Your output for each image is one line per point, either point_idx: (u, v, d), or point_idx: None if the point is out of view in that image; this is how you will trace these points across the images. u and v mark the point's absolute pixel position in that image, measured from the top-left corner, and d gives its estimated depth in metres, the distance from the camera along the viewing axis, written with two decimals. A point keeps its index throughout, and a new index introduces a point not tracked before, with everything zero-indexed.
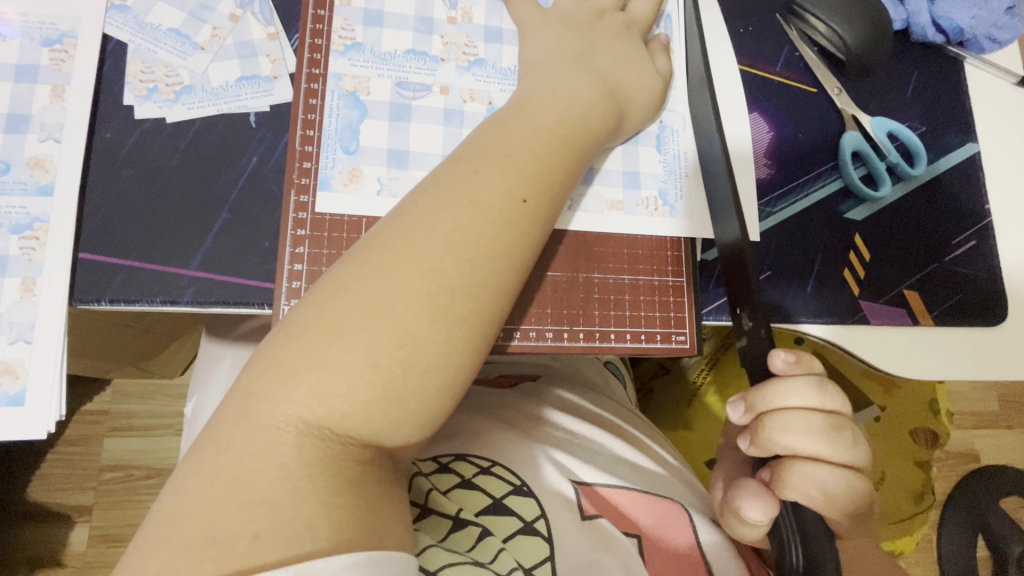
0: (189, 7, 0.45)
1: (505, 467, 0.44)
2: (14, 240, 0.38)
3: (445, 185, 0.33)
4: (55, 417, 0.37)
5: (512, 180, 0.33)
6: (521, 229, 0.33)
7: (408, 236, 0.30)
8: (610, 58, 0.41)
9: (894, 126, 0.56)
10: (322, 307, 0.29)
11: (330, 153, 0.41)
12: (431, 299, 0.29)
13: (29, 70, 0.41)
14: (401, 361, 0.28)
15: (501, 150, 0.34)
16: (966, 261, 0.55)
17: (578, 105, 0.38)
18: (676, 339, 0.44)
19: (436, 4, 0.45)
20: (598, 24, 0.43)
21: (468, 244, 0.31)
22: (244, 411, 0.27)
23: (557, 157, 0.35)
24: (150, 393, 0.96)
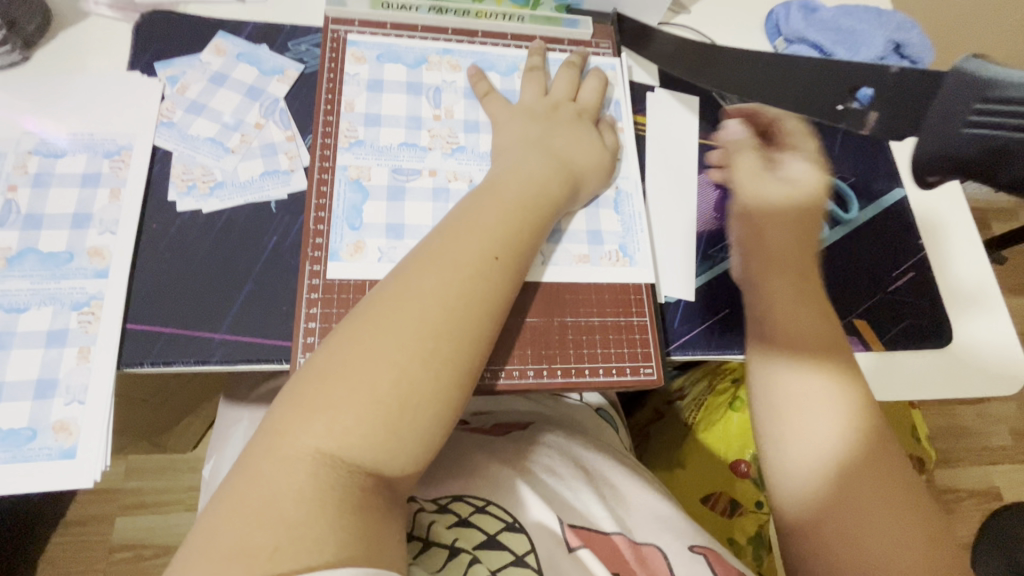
0: (223, 120, 0.55)
1: (498, 507, 0.47)
2: (73, 315, 0.46)
3: (431, 248, 0.40)
4: (100, 468, 0.43)
5: (484, 242, 0.41)
6: (493, 280, 0.40)
7: (403, 290, 0.38)
8: (566, 141, 0.51)
9: (826, 176, 0.64)
10: (334, 352, 0.36)
11: (338, 229, 0.49)
12: (423, 341, 0.36)
13: (93, 177, 0.51)
14: (398, 394, 0.34)
15: (476, 219, 0.42)
16: (910, 291, 0.62)
17: (538, 178, 0.46)
18: (645, 371, 0.50)
19: (424, 105, 0.55)
20: (556, 114, 0.53)
21: (452, 295, 0.38)
22: (269, 443, 0.33)
23: (524, 221, 0.43)
24: (165, 468, 1.00)
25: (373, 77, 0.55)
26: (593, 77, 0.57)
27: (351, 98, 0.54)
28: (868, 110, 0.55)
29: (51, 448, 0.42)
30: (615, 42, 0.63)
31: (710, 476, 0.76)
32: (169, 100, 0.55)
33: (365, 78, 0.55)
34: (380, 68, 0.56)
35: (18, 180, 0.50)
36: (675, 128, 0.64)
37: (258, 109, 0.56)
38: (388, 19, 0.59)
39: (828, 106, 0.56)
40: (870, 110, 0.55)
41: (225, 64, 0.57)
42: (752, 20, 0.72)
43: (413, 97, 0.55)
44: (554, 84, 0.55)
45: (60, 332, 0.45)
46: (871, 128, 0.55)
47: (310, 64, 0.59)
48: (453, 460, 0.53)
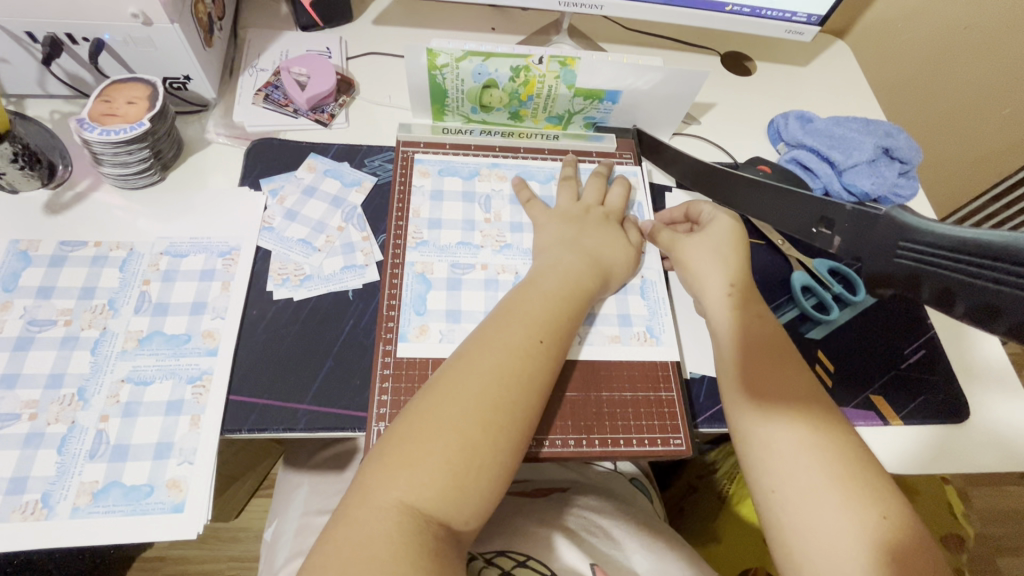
0: (312, 224, 0.66)
1: (538, 561, 0.51)
2: (189, 387, 0.55)
3: (489, 334, 0.49)
4: (202, 520, 0.50)
5: (532, 328, 0.49)
6: (540, 361, 0.47)
7: (465, 369, 0.45)
8: (596, 240, 0.60)
9: (833, 264, 0.71)
10: (411, 418, 0.43)
11: (407, 315, 0.58)
12: (484, 413, 0.43)
13: (209, 272, 0.62)
14: (464, 457, 0.41)
15: (523, 308, 0.51)
16: (922, 368, 0.66)
17: (575, 273, 0.55)
18: (674, 442, 0.55)
19: (476, 210, 0.66)
20: (587, 216, 0.62)
21: (506, 375, 0.45)
22: (359, 497, 0.39)
23: (562, 309, 0.52)
24: (206, 537, 1.09)
25: (435, 188, 0.67)
26: (619, 184, 0.66)
27: (417, 206, 0.66)
28: (834, 235, 0.61)
29: (164, 502, 0.50)
30: (636, 152, 0.75)
31: (747, 552, 0.77)
32: (270, 209, 0.67)
33: (429, 189, 0.67)
34: (440, 180, 0.68)
35: (151, 275, 0.61)
36: None
37: (340, 214, 0.67)
38: (447, 141, 0.72)
39: (803, 228, 0.65)
40: (835, 236, 0.61)
41: (315, 179, 0.70)
42: (755, 128, 0.83)
43: (467, 204, 0.66)
44: (585, 190, 0.66)
45: (177, 402, 0.54)
46: (837, 248, 0.62)
47: (382, 177, 0.71)
48: (499, 524, 0.58)
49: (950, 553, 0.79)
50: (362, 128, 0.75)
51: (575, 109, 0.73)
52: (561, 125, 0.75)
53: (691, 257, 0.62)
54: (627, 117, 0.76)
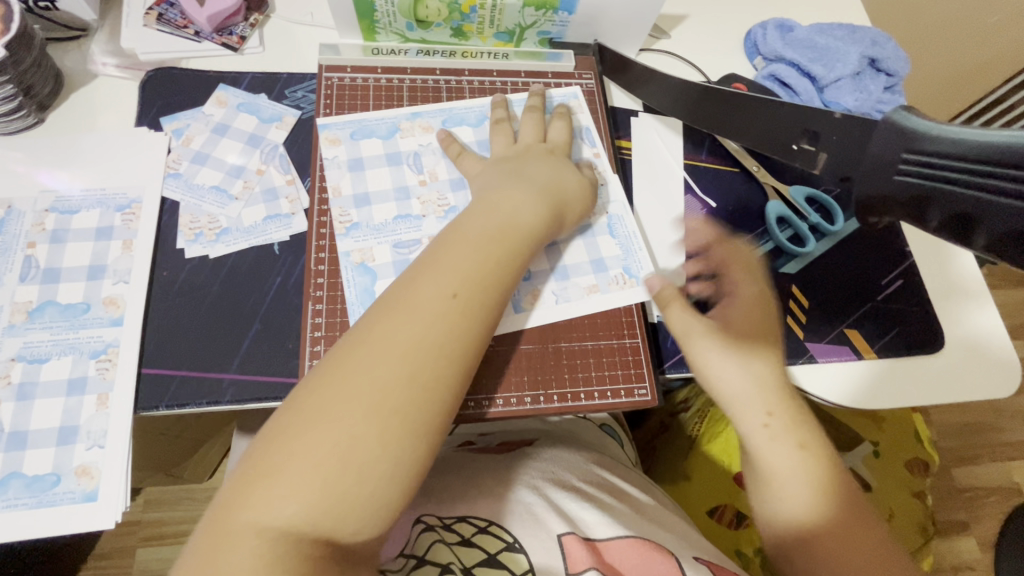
0: (225, 168, 0.57)
1: (499, 527, 0.49)
2: (92, 363, 0.48)
3: (395, 296, 0.40)
4: (121, 509, 0.45)
5: (450, 282, 0.40)
6: (455, 323, 0.39)
7: (376, 332, 0.37)
8: (541, 174, 0.52)
9: (811, 191, 0.66)
10: (310, 391, 0.36)
11: (354, 313, 0.50)
12: (399, 389, 0.36)
13: (106, 230, 0.53)
14: (346, 452, 0.33)
15: (449, 254, 0.42)
16: (898, 299, 0.63)
17: (512, 210, 0.47)
18: (638, 392, 0.52)
19: (406, 173, 0.57)
20: (528, 152, 0.55)
21: (421, 343, 0.37)
22: (241, 496, 0.32)
23: (496, 254, 0.43)
24: (180, 500, 1.05)
25: (352, 157, 0.57)
26: (559, 119, 0.59)
27: (335, 183, 0.56)
28: (818, 151, 0.59)
29: (74, 492, 0.45)
30: (597, 72, 0.66)
31: (715, 488, 0.76)
32: (175, 152, 0.58)
33: (344, 160, 0.57)
34: (355, 146, 0.58)
35: (37, 237, 0.52)
36: (659, 150, 0.66)
37: (259, 155, 0.59)
38: (380, 64, 0.62)
39: (783, 147, 0.61)
40: (820, 152, 0.59)
41: (226, 115, 0.60)
42: (730, 40, 0.74)
43: (394, 167, 0.57)
44: (521, 130, 0.57)
45: (79, 380, 0.48)
46: (821, 167, 0.60)
47: (307, 110, 0.62)
48: (457, 486, 0.55)
49: (914, 477, 0.80)
50: (280, 53, 0.64)
51: (527, 22, 0.63)
52: (513, 43, 0.66)
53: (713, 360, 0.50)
54: (587, 31, 0.66)
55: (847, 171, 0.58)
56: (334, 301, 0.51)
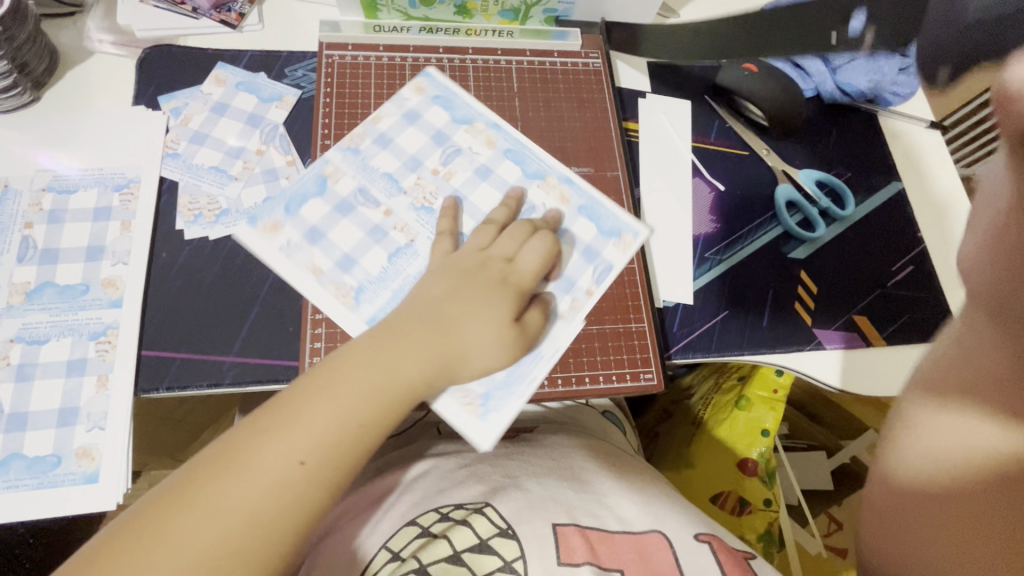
0: (225, 148, 0.56)
1: (494, 510, 0.49)
2: (92, 345, 0.48)
3: (251, 435, 0.35)
4: (122, 492, 0.45)
5: (298, 445, 0.35)
6: (301, 493, 0.34)
7: (228, 474, 0.33)
8: (461, 301, 0.43)
9: (822, 175, 0.65)
10: (128, 528, 0.31)
11: (275, 203, 0.53)
12: (213, 563, 0.31)
13: (104, 211, 0.53)
14: None
15: (337, 386, 0.37)
16: (908, 285, 0.62)
17: (403, 347, 0.40)
18: (644, 376, 0.51)
19: (406, 177, 0.55)
20: (486, 237, 0.48)
21: (262, 505, 0.33)
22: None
23: (360, 428, 0.37)
24: None
25: (416, 109, 0.58)
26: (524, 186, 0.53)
27: (358, 141, 0.56)
28: (865, 31, 0.55)
29: (75, 473, 0.44)
30: (604, 52, 0.65)
31: (719, 477, 0.76)
32: (174, 131, 0.57)
33: (382, 129, 0.57)
34: (401, 121, 0.58)
35: (34, 217, 0.52)
36: (669, 132, 0.64)
37: (259, 135, 0.57)
38: (382, 42, 0.61)
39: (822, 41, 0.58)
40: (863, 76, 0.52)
41: (226, 94, 0.59)
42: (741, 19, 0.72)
43: (433, 143, 0.57)
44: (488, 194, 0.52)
45: (79, 362, 0.47)
46: None
47: (307, 89, 0.60)
48: (460, 470, 0.54)
49: None
50: (280, 30, 0.63)
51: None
52: (518, 21, 0.64)
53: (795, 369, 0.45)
54: (595, 9, 0.65)
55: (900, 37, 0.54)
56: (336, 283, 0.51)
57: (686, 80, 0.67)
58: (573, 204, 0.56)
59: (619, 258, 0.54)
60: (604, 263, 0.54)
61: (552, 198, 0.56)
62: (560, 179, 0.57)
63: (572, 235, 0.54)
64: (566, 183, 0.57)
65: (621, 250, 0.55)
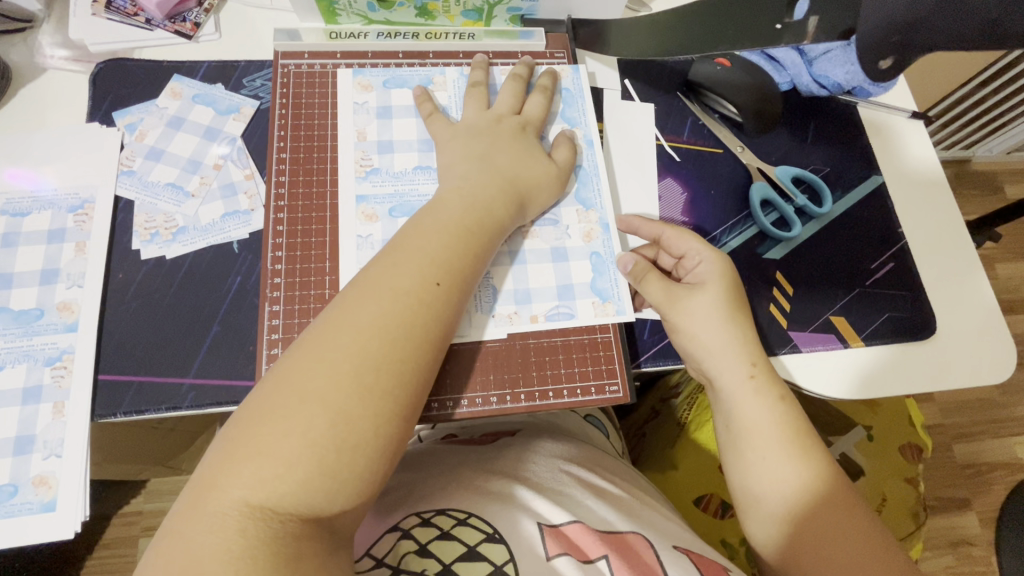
0: (181, 163, 0.55)
1: (479, 517, 0.47)
2: (47, 370, 0.47)
3: (376, 270, 0.40)
4: (80, 519, 0.44)
5: (427, 269, 0.41)
6: (439, 308, 0.39)
7: (335, 325, 0.37)
8: (510, 156, 0.50)
9: (798, 170, 0.63)
10: (286, 370, 0.35)
11: (381, 74, 0.58)
12: (344, 398, 0.34)
13: (59, 232, 0.52)
14: (336, 438, 0.33)
15: (415, 245, 0.42)
16: (887, 282, 0.60)
17: (484, 197, 0.46)
18: (610, 388, 0.50)
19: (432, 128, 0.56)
20: (498, 127, 0.52)
21: (383, 341, 0.37)
22: (201, 500, 0.31)
23: (463, 244, 0.43)
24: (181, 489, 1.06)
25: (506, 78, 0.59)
26: (539, 94, 0.56)
27: (360, 127, 0.55)
28: (808, 17, 0.49)
29: (32, 502, 0.44)
30: (570, 50, 0.62)
31: (703, 478, 0.75)
32: (129, 148, 0.55)
33: (374, 106, 0.56)
34: (387, 94, 0.57)
35: None
36: (639, 134, 0.63)
37: (215, 149, 0.56)
38: (339, 49, 0.59)
39: (767, 27, 0.53)
40: (810, 15, 0.48)
41: (182, 107, 0.58)
42: None
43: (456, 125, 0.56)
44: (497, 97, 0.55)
45: (34, 389, 0.47)
46: (813, 34, 0.48)
47: (265, 100, 0.59)
48: (431, 483, 0.53)
49: (907, 462, 0.79)
50: (236, 40, 0.61)
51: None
52: (483, 21, 0.62)
53: (688, 318, 0.49)
54: (561, 6, 0.62)
55: (843, 21, 0.45)
56: (291, 301, 0.49)
57: (658, 78, 0.66)
58: (590, 246, 0.54)
59: (586, 315, 0.51)
60: (569, 308, 0.51)
61: (579, 229, 0.54)
62: (601, 221, 0.55)
63: (567, 268, 0.53)
64: (603, 229, 0.55)
65: (597, 313, 0.52)
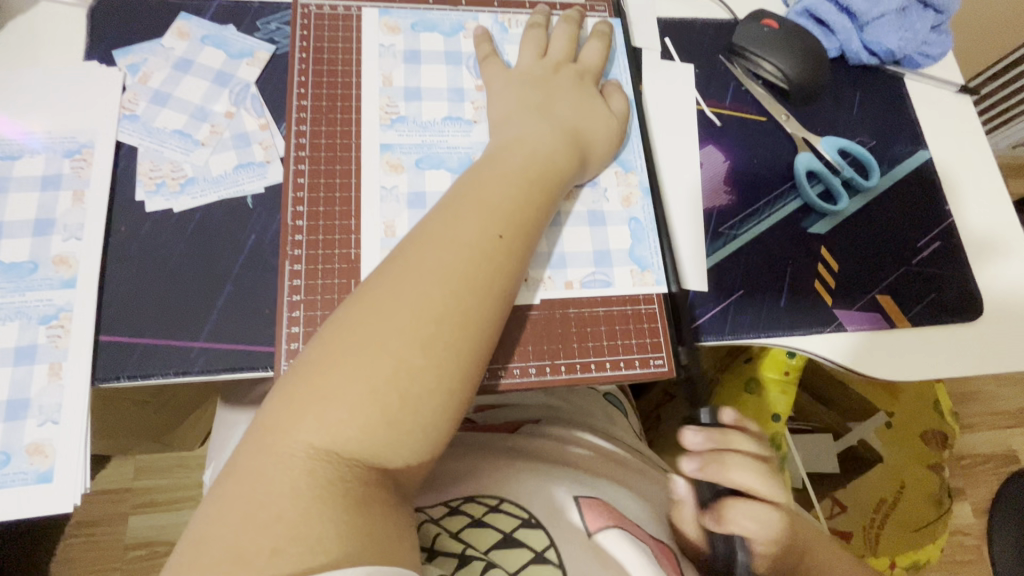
0: (190, 110, 0.51)
1: (513, 503, 0.44)
2: (42, 329, 0.43)
3: (431, 227, 0.37)
4: (79, 491, 0.40)
5: (488, 219, 0.38)
6: (500, 261, 0.37)
7: (400, 274, 0.35)
8: (571, 104, 0.47)
9: (844, 143, 0.60)
10: (348, 323, 0.33)
11: (407, 17, 0.53)
12: (409, 350, 0.32)
13: (54, 179, 0.47)
14: (400, 390, 0.31)
15: (476, 195, 0.39)
16: (934, 261, 0.58)
17: (544, 151, 0.43)
18: (654, 362, 0.47)
19: (463, 75, 0.52)
20: (555, 76, 0.49)
21: (452, 295, 0.34)
22: (266, 447, 0.30)
23: (524, 197, 0.40)
24: (173, 466, 1.02)
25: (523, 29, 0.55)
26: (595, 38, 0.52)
27: (386, 72, 0.51)
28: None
29: (26, 472, 0.40)
30: (611, 4, 0.58)
31: None
32: (132, 90, 0.50)
33: (400, 50, 0.52)
34: (415, 38, 0.53)
35: None
36: (682, 98, 0.59)
37: (227, 96, 0.51)
38: None
39: None
40: None
41: (190, 49, 0.52)
42: None
43: (475, 72, 0.52)
44: (553, 42, 0.51)
45: (28, 349, 0.42)
46: None
47: (281, 45, 0.54)
48: (459, 458, 0.50)
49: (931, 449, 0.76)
50: None
51: None
52: None
53: None
54: None
55: None
56: (314, 260, 0.45)
57: (700, 41, 0.62)
58: (629, 212, 0.50)
59: (624, 283, 0.48)
60: (606, 275, 0.48)
61: (618, 193, 0.51)
62: (641, 185, 0.51)
63: (606, 232, 0.49)
64: (643, 193, 0.51)
65: (637, 282, 0.48)
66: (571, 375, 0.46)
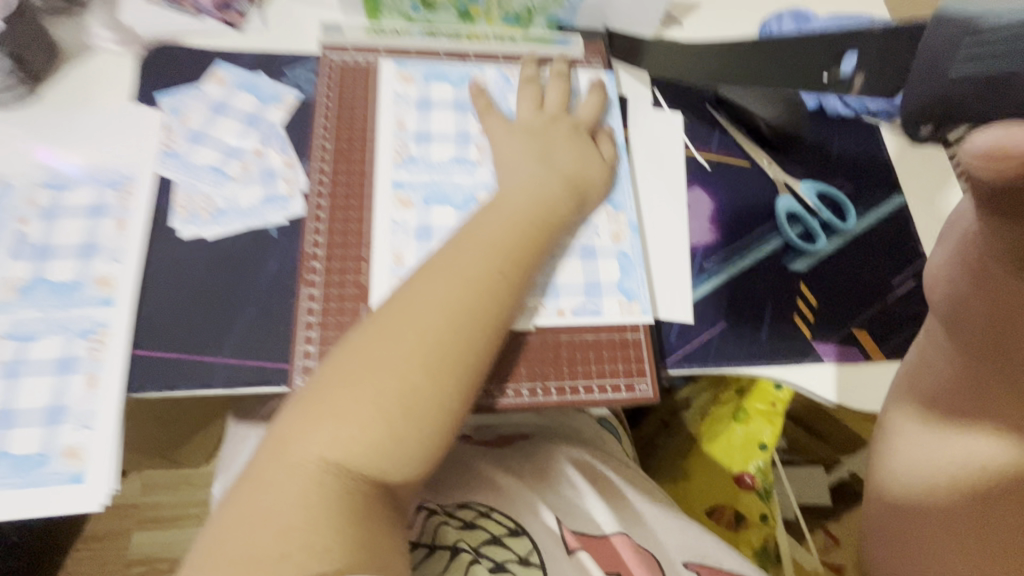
0: (223, 148, 0.56)
1: (502, 513, 0.47)
2: (82, 343, 0.47)
3: (434, 262, 0.42)
4: (106, 492, 0.44)
5: (487, 257, 0.42)
6: (497, 294, 0.41)
7: (406, 305, 0.39)
8: (567, 152, 0.52)
9: (824, 187, 0.64)
10: (357, 347, 0.37)
11: (421, 69, 0.59)
12: (412, 372, 0.36)
13: (100, 208, 0.52)
14: (404, 407, 0.35)
15: (477, 235, 0.44)
16: (909, 299, 0.61)
17: (540, 195, 0.48)
18: (640, 387, 0.51)
19: (469, 121, 0.57)
20: (553, 126, 0.54)
21: (452, 323, 0.39)
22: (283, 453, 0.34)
23: (520, 237, 0.45)
24: (178, 483, 1.05)
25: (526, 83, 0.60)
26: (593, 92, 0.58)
27: (400, 117, 0.56)
28: (855, 74, 0.55)
29: (61, 474, 0.44)
30: (606, 59, 0.64)
31: (713, 488, 0.74)
32: (172, 130, 0.56)
33: (414, 97, 0.58)
34: (428, 87, 0.58)
35: (29, 213, 0.51)
36: (671, 144, 0.64)
37: (257, 136, 0.57)
38: (382, 45, 0.60)
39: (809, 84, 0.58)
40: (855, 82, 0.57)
41: (225, 94, 0.59)
42: (744, 32, 0.71)
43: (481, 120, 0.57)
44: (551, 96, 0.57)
45: (69, 360, 0.47)
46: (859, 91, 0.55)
47: (307, 91, 0.59)
48: (456, 475, 0.53)
49: None
50: (279, 32, 0.63)
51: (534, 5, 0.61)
52: (521, 27, 0.64)
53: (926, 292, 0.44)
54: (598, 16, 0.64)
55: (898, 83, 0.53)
56: (330, 285, 0.50)
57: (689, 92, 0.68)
58: (618, 248, 0.55)
59: (611, 313, 0.52)
60: (596, 305, 0.52)
61: (608, 230, 0.55)
62: (629, 224, 0.56)
63: (596, 266, 0.53)
64: (631, 231, 0.55)
65: (624, 313, 0.52)
66: (562, 397, 0.49)
